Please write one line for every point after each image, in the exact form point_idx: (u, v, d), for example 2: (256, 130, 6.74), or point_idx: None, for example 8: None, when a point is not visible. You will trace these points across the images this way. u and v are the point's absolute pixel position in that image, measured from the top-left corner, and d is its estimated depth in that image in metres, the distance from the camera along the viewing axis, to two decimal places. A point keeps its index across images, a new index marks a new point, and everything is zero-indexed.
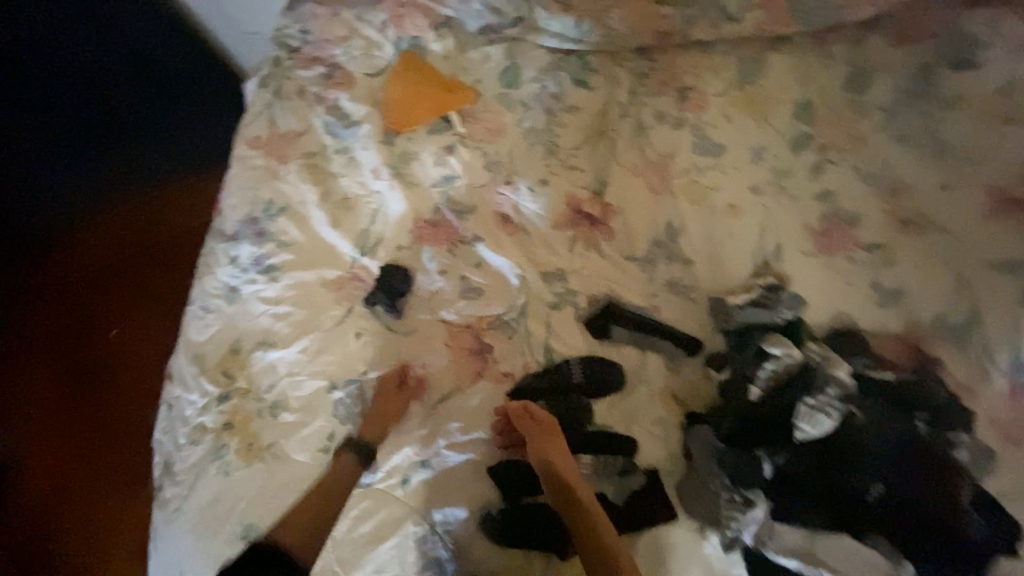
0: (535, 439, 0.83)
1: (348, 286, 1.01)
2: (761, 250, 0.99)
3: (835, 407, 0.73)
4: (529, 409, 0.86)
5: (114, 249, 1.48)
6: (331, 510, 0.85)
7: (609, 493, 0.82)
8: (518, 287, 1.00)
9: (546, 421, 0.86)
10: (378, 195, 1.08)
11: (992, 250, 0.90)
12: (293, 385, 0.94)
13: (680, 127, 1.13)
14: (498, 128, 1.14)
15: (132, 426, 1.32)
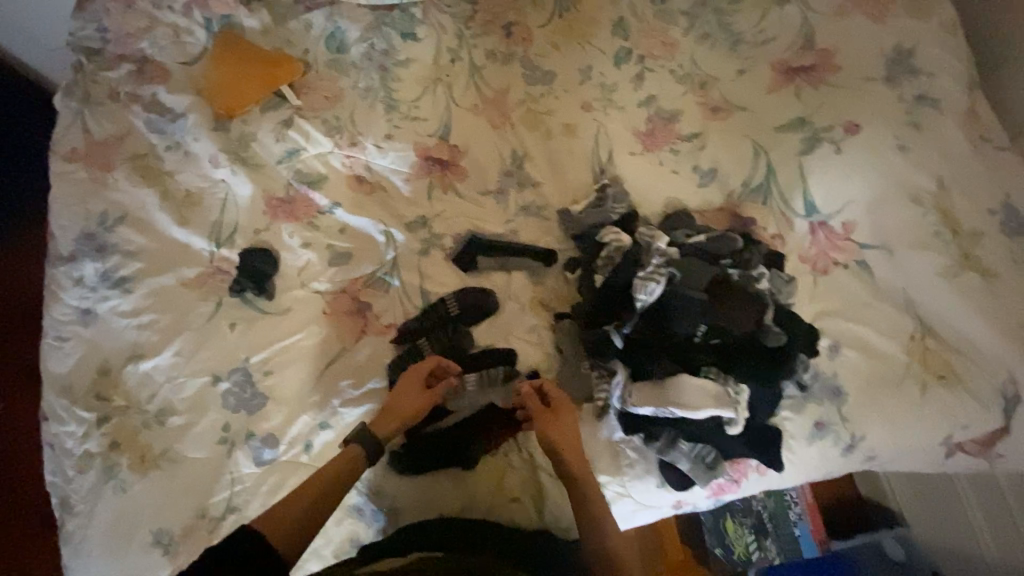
0: (544, 419, 0.83)
1: (211, 280, 0.99)
2: (596, 158, 1.09)
3: (661, 272, 0.85)
4: (541, 388, 0.86)
5: None
6: (241, 494, 0.86)
7: (498, 402, 0.90)
8: (384, 242, 1.02)
9: (559, 407, 0.85)
10: (223, 183, 1.05)
11: (782, 115, 1.03)
12: (174, 389, 0.92)
13: (510, 62, 1.19)
14: (334, 94, 1.13)
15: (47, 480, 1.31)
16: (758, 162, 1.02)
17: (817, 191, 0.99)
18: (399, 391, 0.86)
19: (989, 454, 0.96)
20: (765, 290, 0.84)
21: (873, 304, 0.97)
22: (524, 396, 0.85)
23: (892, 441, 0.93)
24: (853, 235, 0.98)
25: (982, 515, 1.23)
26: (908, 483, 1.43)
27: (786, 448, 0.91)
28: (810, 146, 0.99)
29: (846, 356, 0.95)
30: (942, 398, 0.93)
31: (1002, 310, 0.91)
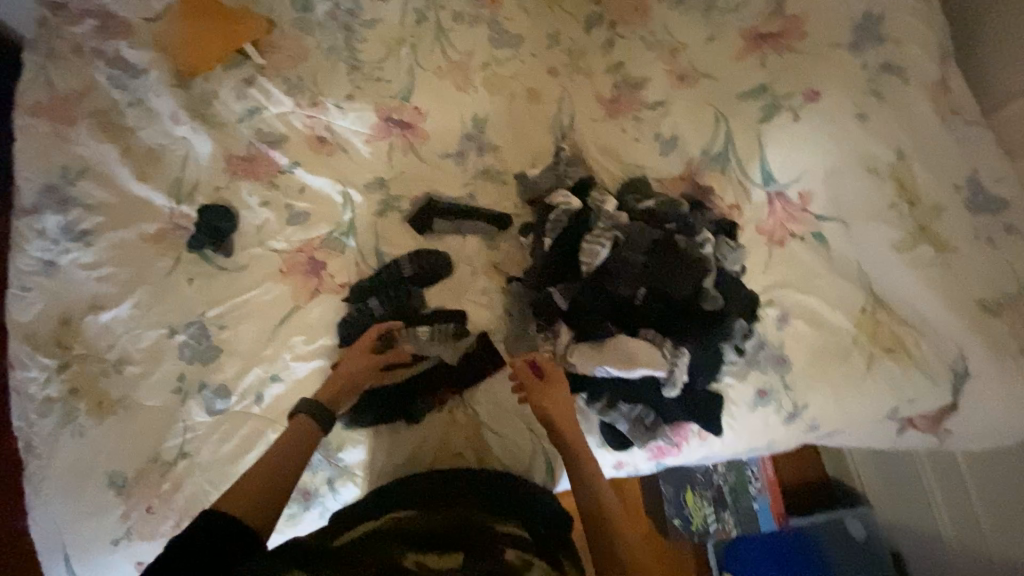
0: (539, 390, 0.82)
1: (170, 236, 1.01)
2: (559, 126, 1.11)
3: (607, 236, 0.87)
4: (534, 360, 0.85)
5: None
6: (192, 441, 0.89)
7: (444, 356, 0.92)
8: (342, 203, 1.03)
9: (554, 378, 0.84)
10: (184, 140, 1.06)
11: (746, 82, 1.01)
12: (131, 339, 0.95)
13: (478, 24, 1.17)
14: (299, 53, 1.13)
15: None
16: (718, 130, 1.01)
17: (774, 161, 0.98)
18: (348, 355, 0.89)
19: (937, 429, 0.99)
20: (710, 255, 0.85)
21: (828, 276, 0.97)
22: (517, 370, 0.84)
23: (835, 411, 0.94)
24: (810, 206, 0.98)
25: (941, 496, 1.24)
26: (871, 462, 1.43)
27: (726, 413, 0.93)
28: (769, 113, 0.98)
29: (795, 326, 0.95)
30: (889, 370, 0.93)
31: (953, 285, 0.90)
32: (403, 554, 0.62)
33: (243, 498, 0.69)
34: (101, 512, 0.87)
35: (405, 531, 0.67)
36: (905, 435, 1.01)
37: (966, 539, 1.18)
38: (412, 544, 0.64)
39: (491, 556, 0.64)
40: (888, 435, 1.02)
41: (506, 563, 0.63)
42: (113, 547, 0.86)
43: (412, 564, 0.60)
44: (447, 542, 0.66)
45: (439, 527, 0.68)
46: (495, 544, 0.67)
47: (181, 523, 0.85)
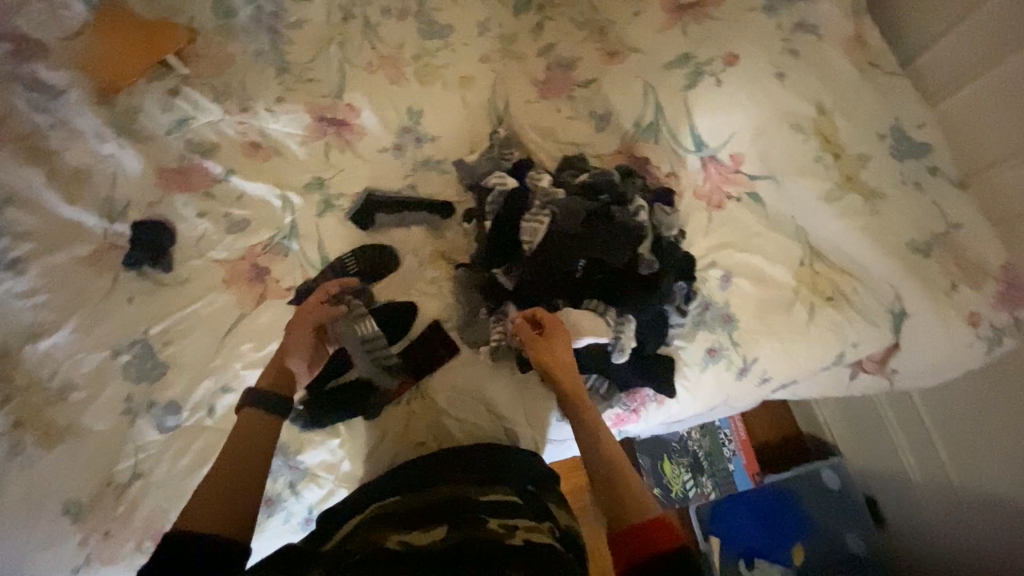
0: (538, 344, 0.81)
1: (108, 256, 0.99)
2: (494, 111, 1.11)
3: (544, 213, 0.88)
4: (534, 316, 0.84)
5: None
6: (146, 460, 0.87)
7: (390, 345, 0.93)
8: (281, 207, 1.02)
9: (554, 333, 0.82)
10: (112, 158, 1.03)
11: (670, 51, 1.02)
12: (73, 365, 0.92)
13: (406, 17, 1.16)
14: (225, 60, 1.11)
15: None
16: (647, 101, 1.02)
17: (703, 127, 1.00)
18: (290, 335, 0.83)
19: (885, 370, 1.03)
20: (644, 221, 0.88)
21: (764, 235, 1.01)
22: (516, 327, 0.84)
23: (784, 362, 0.96)
24: (741, 167, 1.01)
25: (903, 437, 1.27)
26: (837, 411, 1.47)
27: (680, 375, 0.95)
28: (692, 81, 0.99)
29: (738, 284, 0.98)
30: (830, 317, 0.96)
31: (883, 229, 0.93)
32: (389, 537, 0.61)
33: (215, 501, 0.62)
34: (52, 545, 0.82)
35: (388, 516, 0.67)
36: (857, 379, 1.05)
37: (929, 476, 1.21)
38: (397, 525, 0.64)
39: (475, 524, 0.63)
40: (840, 381, 1.06)
41: (490, 529, 0.62)
42: None
43: (398, 543, 0.60)
44: (430, 517, 0.65)
45: (421, 508, 0.68)
46: (479, 514, 0.65)
47: (142, 544, 0.84)
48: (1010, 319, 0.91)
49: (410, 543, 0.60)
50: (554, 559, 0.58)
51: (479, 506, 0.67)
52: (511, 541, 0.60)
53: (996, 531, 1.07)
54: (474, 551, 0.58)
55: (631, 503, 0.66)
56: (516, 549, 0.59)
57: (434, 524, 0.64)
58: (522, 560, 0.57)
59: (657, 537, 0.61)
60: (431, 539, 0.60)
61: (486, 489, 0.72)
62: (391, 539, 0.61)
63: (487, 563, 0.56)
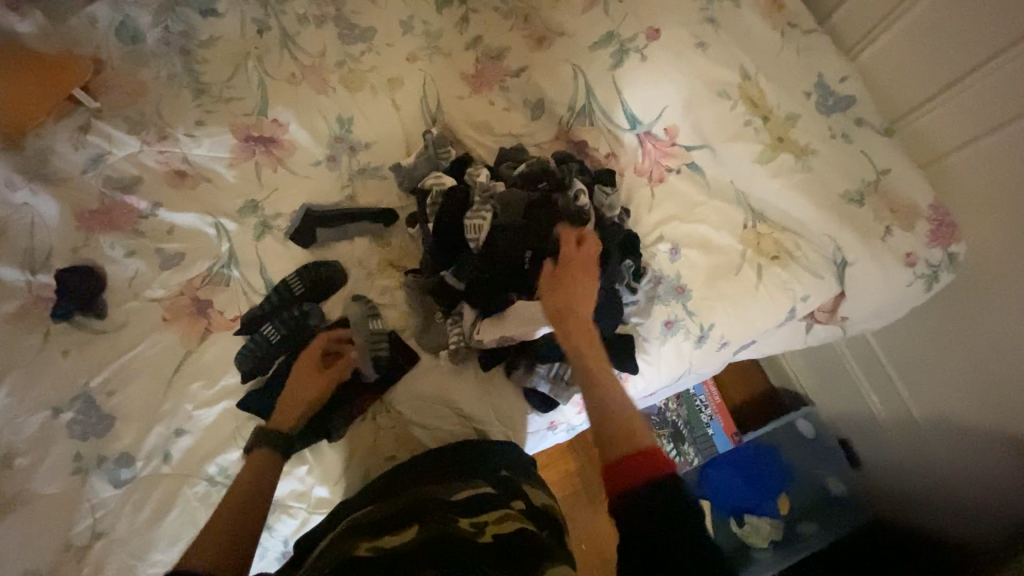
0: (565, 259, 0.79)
1: (34, 310, 0.93)
2: (427, 111, 1.09)
3: (485, 209, 0.87)
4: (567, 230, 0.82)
5: None
6: (105, 518, 0.83)
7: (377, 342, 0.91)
8: (216, 235, 0.97)
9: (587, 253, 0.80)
10: (25, 206, 0.97)
11: (595, 32, 1.02)
12: (11, 429, 0.86)
13: (324, 23, 1.12)
14: (137, 88, 1.05)
15: None
16: (578, 84, 1.02)
17: (635, 103, 1.00)
18: (297, 378, 0.83)
19: (835, 319, 1.06)
20: (587, 204, 0.88)
21: (708, 203, 1.02)
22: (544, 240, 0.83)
23: (740, 325, 0.99)
24: (677, 139, 1.01)
25: (864, 377, 1.32)
26: (803, 363, 1.51)
27: (641, 351, 0.96)
28: (619, 59, 1.00)
29: (687, 255, 1.00)
30: (777, 275, 0.99)
31: (816, 184, 0.96)
32: (358, 545, 0.60)
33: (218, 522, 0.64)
34: None
35: (359, 527, 0.65)
36: (812, 331, 1.09)
37: (893, 410, 1.27)
38: (367, 534, 0.62)
39: (445, 523, 0.62)
40: (797, 336, 1.10)
41: (460, 528, 0.61)
42: None
43: (366, 551, 0.58)
44: (399, 519, 0.64)
45: (391, 513, 0.66)
46: (450, 513, 0.64)
47: None
48: (943, 254, 0.96)
49: (380, 548, 0.58)
50: (524, 551, 0.58)
51: (449, 505, 0.66)
52: (481, 538, 0.59)
53: (958, 451, 1.12)
54: (444, 550, 0.56)
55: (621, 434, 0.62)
56: (486, 545, 0.58)
57: (404, 525, 0.62)
58: (492, 556, 0.56)
59: (646, 465, 0.58)
60: (401, 543, 0.59)
61: (458, 487, 0.71)
62: (360, 548, 0.59)
63: (458, 561, 0.54)
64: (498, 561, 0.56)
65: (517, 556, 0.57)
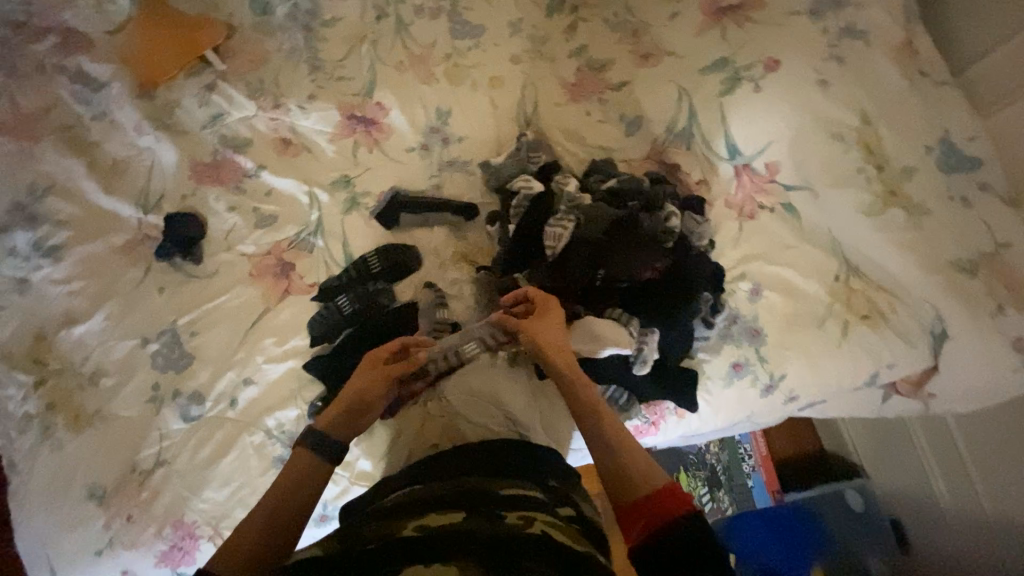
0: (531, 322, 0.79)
1: (140, 247, 1.01)
2: (523, 112, 1.10)
3: (568, 218, 0.86)
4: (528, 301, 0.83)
5: None
6: (169, 448, 0.89)
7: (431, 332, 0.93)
8: (308, 203, 1.03)
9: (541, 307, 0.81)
10: (149, 150, 1.06)
11: (707, 56, 1.00)
12: (105, 350, 0.94)
13: (438, 16, 1.16)
14: (260, 57, 1.13)
15: None
16: (681, 107, 1.00)
17: (738, 133, 0.97)
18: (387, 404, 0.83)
19: (920, 394, 0.98)
20: (677, 228, 0.86)
21: (798, 247, 0.96)
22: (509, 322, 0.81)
23: (814, 382, 0.93)
24: (777, 176, 0.96)
25: (935, 463, 1.21)
26: (868, 433, 1.40)
27: (702, 389, 0.92)
28: (728, 87, 0.97)
29: (767, 298, 0.94)
30: (865, 337, 0.92)
31: (926, 248, 0.88)
32: (404, 524, 0.63)
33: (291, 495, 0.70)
34: (83, 522, 0.86)
35: (408, 505, 0.67)
36: (889, 401, 1.01)
37: (960, 507, 1.16)
38: (413, 514, 0.65)
39: (492, 519, 0.63)
40: (871, 403, 1.02)
41: (508, 523, 0.62)
42: (97, 558, 0.86)
43: (413, 531, 0.61)
44: (446, 503, 0.66)
45: (441, 494, 0.68)
46: (498, 509, 0.65)
47: (163, 529, 0.86)
48: None
49: (426, 528, 0.61)
50: (566, 561, 0.58)
51: (499, 499, 0.66)
52: (527, 537, 0.60)
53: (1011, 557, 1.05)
54: (489, 549, 0.58)
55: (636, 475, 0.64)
56: (533, 542, 0.59)
57: (450, 510, 0.65)
58: (537, 559, 0.57)
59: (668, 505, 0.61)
60: (446, 528, 0.61)
61: (508, 480, 0.71)
62: (406, 528, 0.62)
63: (501, 563, 0.56)
64: (541, 563, 0.57)
65: (560, 564, 0.58)
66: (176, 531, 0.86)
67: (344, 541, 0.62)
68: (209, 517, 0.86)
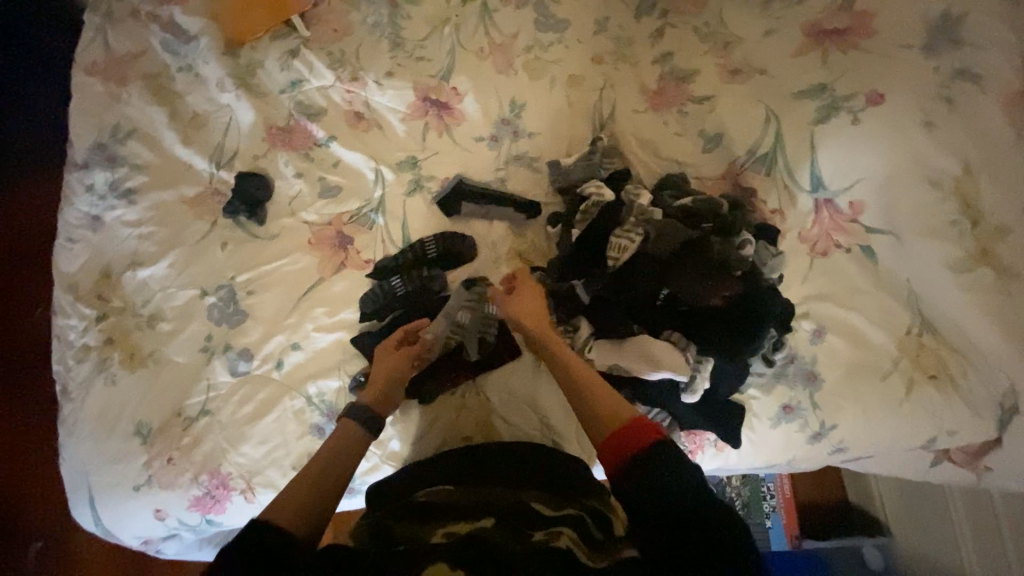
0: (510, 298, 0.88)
1: (209, 201, 1.03)
2: (598, 115, 1.08)
3: (636, 232, 0.84)
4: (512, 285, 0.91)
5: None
6: (214, 399, 0.92)
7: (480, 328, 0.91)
8: (373, 180, 1.03)
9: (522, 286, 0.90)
10: (228, 108, 1.08)
11: (802, 81, 0.95)
12: (165, 296, 0.98)
13: (524, 5, 1.14)
14: (344, 28, 1.13)
15: (40, 384, 1.33)
16: (767, 130, 0.97)
17: (825, 165, 0.93)
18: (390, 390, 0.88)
19: (976, 465, 0.90)
20: (748, 258, 0.83)
21: (870, 293, 0.91)
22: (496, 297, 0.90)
23: (866, 436, 0.89)
24: (860, 216, 0.92)
25: (970, 529, 1.12)
26: (898, 493, 1.31)
27: (746, 425, 0.89)
28: (824, 115, 0.92)
29: (830, 342, 0.90)
30: (929, 398, 0.86)
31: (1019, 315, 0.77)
32: (434, 530, 0.67)
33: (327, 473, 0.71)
34: (127, 457, 0.90)
35: (437, 507, 0.70)
36: (939, 467, 0.94)
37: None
38: (441, 517, 0.69)
39: (517, 534, 0.65)
40: (918, 465, 0.95)
41: (533, 539, 0.64)
42: (135, 493, 0.90)
43: (441, 539, 0.65)
44: (475, 510, 0.70)
45: (470, 501, 0.71)
46: (524, 522, 0.67)
47: (199, 476, 0.89)
48: None
49: (454, 534, 0.65)
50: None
51: (525, 513, 0.69)
52: (549, 549, 0.62)
53: None
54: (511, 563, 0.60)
55: (605, 415, 0.71)
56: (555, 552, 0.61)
57: (477, 517, 0.68)
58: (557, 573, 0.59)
59: (638, 434, 0.67)
60: (472, 535, 0.64)
61: (538, 494, 0.73)
62: (436, 534, 0.66)
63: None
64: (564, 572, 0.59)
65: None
66: (211, 480, 0.89)
67: (376, 535, 0.67)
68: (244, 471, 0.89)
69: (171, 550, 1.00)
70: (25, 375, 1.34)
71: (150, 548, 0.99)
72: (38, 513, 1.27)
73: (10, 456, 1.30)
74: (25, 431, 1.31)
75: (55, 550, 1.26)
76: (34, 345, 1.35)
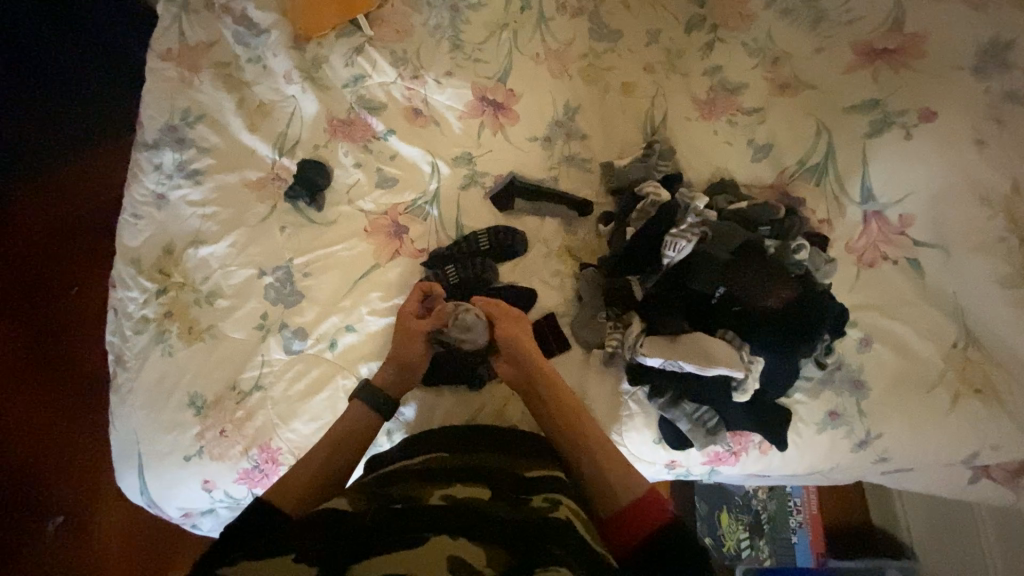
0: (513, 329, 0.87)
1: (270, 185, 1.07)
2: (649, 122, 1.12)
3: (694, 232, 0.88)
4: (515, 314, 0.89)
5: (72, 210, 1.47)
6: (268, 375, 0.94)
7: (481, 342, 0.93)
8: (429, 173, 1.07)
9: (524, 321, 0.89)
10: (293, 99, 1.13)
11: (853, 96, 0.98)
12: (225, 275, 1.01)
13: (579, 17, 1.19)
14: (406, 28, 1.17)
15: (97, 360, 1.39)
16: (818, 141, 1.00)
17: (876, 178, 0.96)
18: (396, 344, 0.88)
19: (1016, 484, 0.89)
20: (802, 262, 0.88)
21: (918, 304, 0.92)
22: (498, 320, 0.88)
23: (908, 446, 0.88)
24: (909, 230, 0.94)
25: (1000, 555, 1.08)
26: (925, 514, 1.25)
27: (791, 429, 0.89)
28: (876, 129, 0.95)
29: (876, 351, 0.91)
30: (975, 413, 0.85)
31: None
32: (431, 493, 0.64)
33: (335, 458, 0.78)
34: (180, 427, 0.93)
35: (433, 472, 0.70)
36: (976, 485, 0.92)
37: None
38: (438, 483, 0.67)
39: (517, 503, 0.64)
40: (954, 482, 0.93)
41: (533, 508, 0.64)
42: (185, 463, 0.92)
43: (439, 500, 0.62)
44: (473, 477, 0.69)
45: (466, 468, 0.71)
46: (520, 493, 0.67)
47: (249, 450, 0.91)
48: None
49: (452, 498, 0.63)
50: (587, 550, 0.59)
51: (520, 487, 0.68)
52: (552, 522, 0.61)
53: None
54: (514, 534, 0.58)
55: (622, 487, 0.73)
56: (561, 526, 0.61)
57: (475, 485, 0.67)
58: (560, 547, 0.58)
59: (652, 511, 0.70)
60: (473, 504, 0.62)
61: (531, 463, 0.75)
62: (432, 495, 0.64)
63: (527, 551, 0.56)
64: (566, 547, 0.58)
65: (578, 557, 0.57)
66: (261, 454, 0.91)
67: (370, 498, 0.64)
68: (294, 447, 0.91)
69: (206, 527, 1.00)
70: (67, 350, 1.38)
71: (188, 522, 1.00)
72: (66, 490, 1.29)
73: (53, 428, 1.33)
74: (66, 405, 1.35)
75: (83, 527, 1.27)
76: (83, 321, 1.40)
